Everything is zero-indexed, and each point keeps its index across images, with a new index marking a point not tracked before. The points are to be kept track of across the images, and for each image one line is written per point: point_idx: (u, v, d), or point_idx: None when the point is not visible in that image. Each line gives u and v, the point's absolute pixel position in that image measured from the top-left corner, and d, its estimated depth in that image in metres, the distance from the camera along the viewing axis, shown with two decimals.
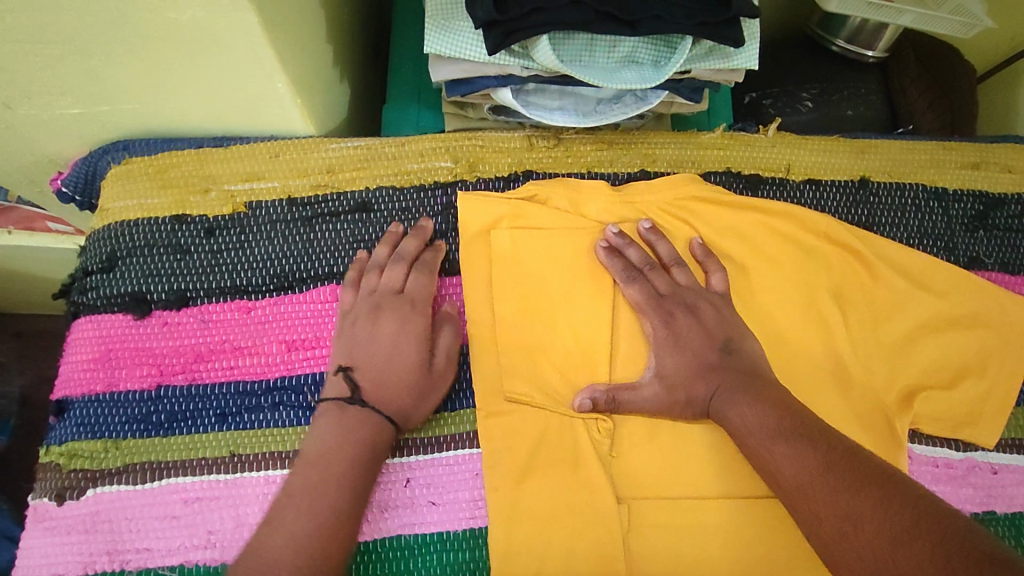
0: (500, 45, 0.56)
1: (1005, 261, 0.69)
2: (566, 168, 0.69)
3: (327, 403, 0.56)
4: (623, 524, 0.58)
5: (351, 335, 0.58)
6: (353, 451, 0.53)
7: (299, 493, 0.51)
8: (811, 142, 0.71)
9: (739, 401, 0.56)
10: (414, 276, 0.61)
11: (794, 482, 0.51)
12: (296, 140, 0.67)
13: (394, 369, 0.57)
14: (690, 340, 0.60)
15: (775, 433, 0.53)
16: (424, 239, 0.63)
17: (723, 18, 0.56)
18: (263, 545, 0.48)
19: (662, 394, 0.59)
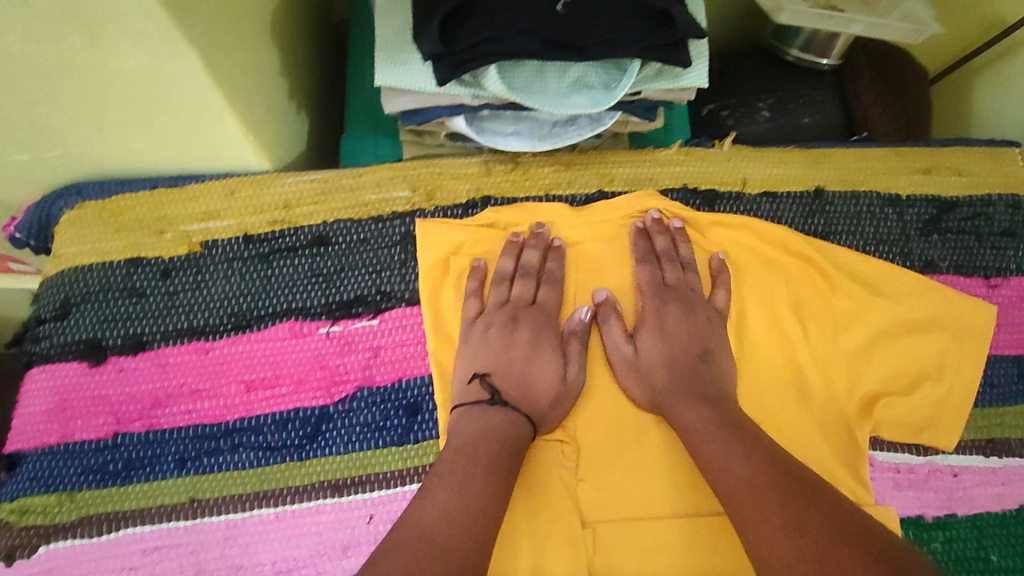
0: (451, 75, 0.55)
1: (959, 264, 0.70)
2: (524, 192, 0.68)
3: (465, 407, 0.58)
4: (589, 549, 0.57)
5: (487, 344, 0.61)
6: (502, 439, 0.55)
7: (449, 476, 0.52)
8: (766, 154, 0.72)
9: (693, 402, 0.58)
10: (545, 288, 0.64)
11: (739, 483, 0.51)
12: (251, 176, 0.66)
13: (533, 376, 0.61)
14: (674, 333, 0.63)
15: (717, 429, 0.56)
16: (545, 247, 0.65)
17: (672, 39, 0.56)
18: (416, 516, 0.49)
19: (625, 364, 0.62)
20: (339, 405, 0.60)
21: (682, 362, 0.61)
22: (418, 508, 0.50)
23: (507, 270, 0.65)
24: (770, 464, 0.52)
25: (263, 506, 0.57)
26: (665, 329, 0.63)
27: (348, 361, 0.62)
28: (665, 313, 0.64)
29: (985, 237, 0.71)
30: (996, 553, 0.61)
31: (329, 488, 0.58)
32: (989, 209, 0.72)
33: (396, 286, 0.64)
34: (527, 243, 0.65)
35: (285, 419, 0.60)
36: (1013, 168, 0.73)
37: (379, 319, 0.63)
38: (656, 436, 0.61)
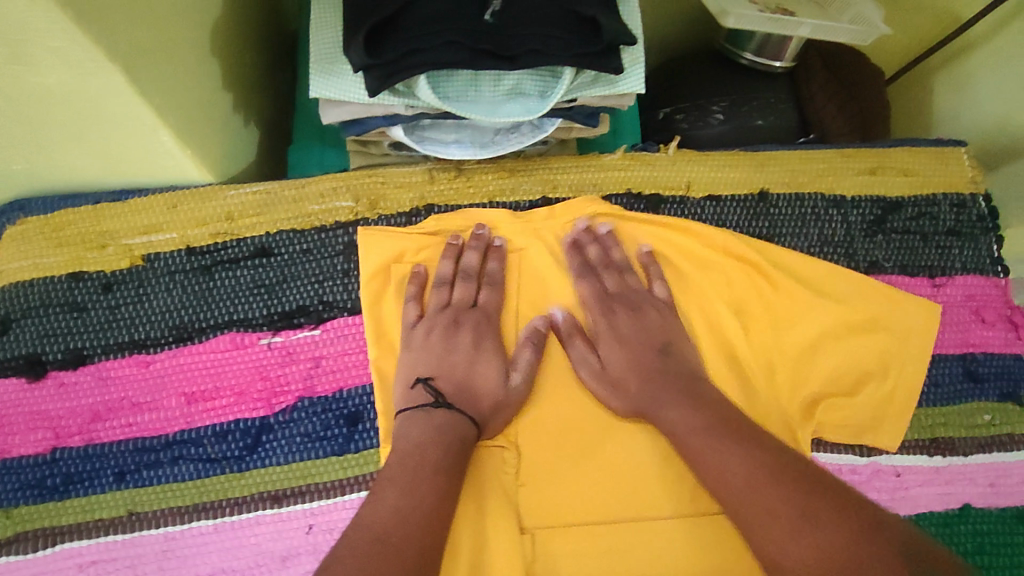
0: (380, 86, 0.55)
1: (904, 264, 0.70)
2: (468, 200, 0.69)
3: (409, 411, 0.57)
4: (528, 555, 0.58)
5: (428, 348, 0.61)
6: (450, 440, 0.55)
7: (397, 478, 0.52)
8: (710, 157, 0.72)
9: (669, 402, 0.58)
10: (485, 290, 0.65)
11: (742, 479, 0.51)
12: (192, 189, 0.66)
13: (476, 379, 0.60)
14: (629, 336, 0.63)
15: (702, 427, 0.55)
16: (486, 248, 0.65)
17: (601, 46, 0.56)
18: (368, 517, 0.48)
19: (598, 382, 0.62)
20: (280, 416, 0.61)
21: (646, 364, 0.62)
22: (370, 510, 0.49)
23: (447, 273, 0.65)
24: (767, 459, 0.51)
25: (201, 518, 0.57)
26: (621, 334, 0.64)
27: (290, 372, 0.62)
28: (614, 319, 0.64)
29: (930, 237, 0.71)
30: None
31: (268, 499, 0.58)
32: (933, 209, 0.72)
33: (338, 295, 0.64)
34: (468, 245, 0.65)
35: (226, 430, 0.60)
36: (959, 167, 0.73)
37: (321, 329, 0.63)
38: (597, 440, 0.62)
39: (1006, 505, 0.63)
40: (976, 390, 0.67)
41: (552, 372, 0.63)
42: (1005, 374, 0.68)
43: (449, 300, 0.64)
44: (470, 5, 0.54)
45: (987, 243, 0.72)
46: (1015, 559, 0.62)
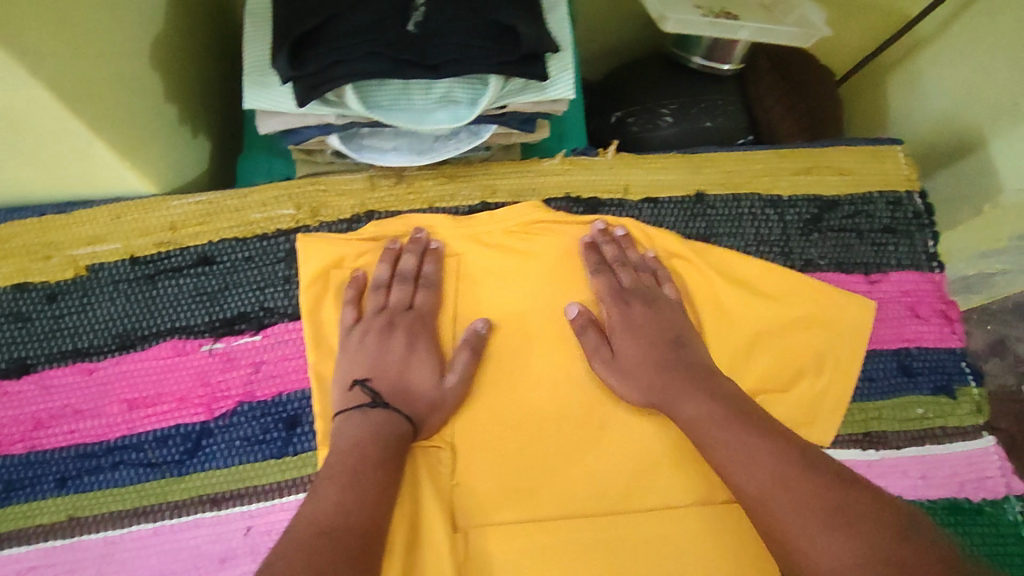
0: (307, 97, 0.56)
1: (840, 261, 0.71)
2: (409, 206, 0.70)
3: (347, 412, 0.59)
4: (461, 554, 0.59)
5: (364, 351, 0.62)
6: (388, 437, 0.57)
7: (338, 475, 0.53)
8: (648, 160, 0.73)
9: (685, 393, 0.58)
10: (421, 293, 0.65)
11: (772, 478, 0.50)
12: (136, 200, 0.67)
13: (410, 380, 0.61)
14: (644, 328, 0.63)
15: (722, 420, 0.55)
16: (421, 251, 0.66)
17: (521, 54, 0.57)
18: (311, 514, 0.50)
19: (619, 375, 0.62)
20: (220, 420, 0.62)
21: (662, 356, 0.61)
22: (312, 505, 0.51)
23: (384, 277, 0.65)
24: (796, 459, 0.51)
25: (140, 522, 0.59)
26: (638, 327, 0.63)
27: (230, 377, 0.63)
28: (634, 307, 0.64)
29: (866, 235, 0.72)
30: None
31: (208, 502, 0.60)
32: (869, 207, 0.73)
33: (279, 301, 0.66)
34: (406, 249, 0.66)
35: (166, 435, 0.61)
36: (895, 166, 0.75)
37: (262, 334, 0.65)
38: (534, 440, 0.63)
39: (937, 496, 0.65)
40: (910, 384, 0.68)
41: (489, 372, 0.65)
42: (938, 368, 0.69)
43: (389, 303, 0.64)
44: (392, 17, 0.55)
45: (923, 240, 0.73)
46: None
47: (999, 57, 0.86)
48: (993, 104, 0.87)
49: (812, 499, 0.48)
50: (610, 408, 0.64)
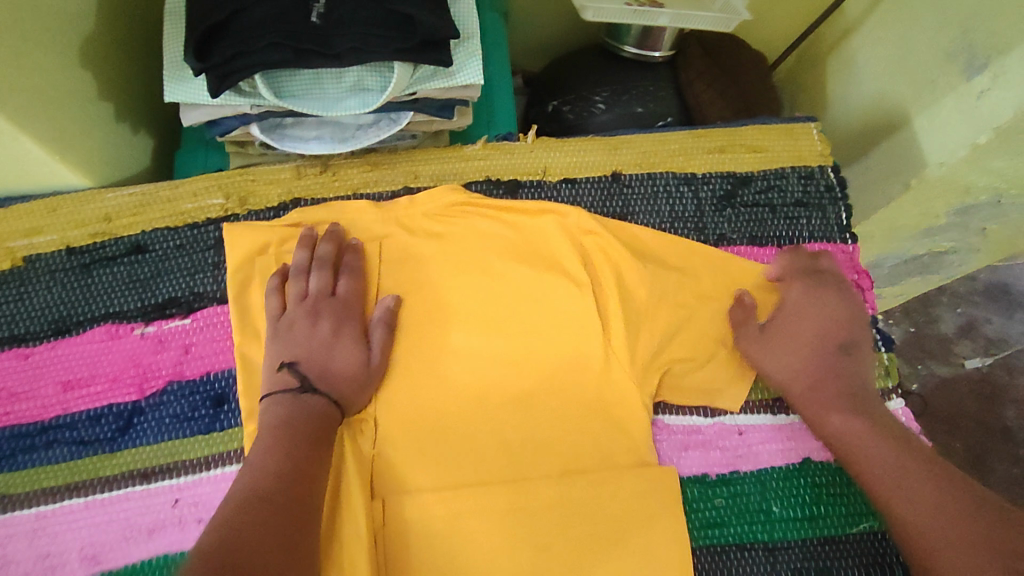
0: (219, 88, 0.59)
1: (753, 235, 0.73)
2: (334, 192, 0.73)
3: (278, 394, 0.60)
4: (377, 521, 0.61)
5: (293, 336, 0.63)
6: (309, 411, 0.59)
7: (272, 448, 0.55)
8: (566, 143, 0.76)
9: (837, 406, 0.63)
10: (344, 279, 0.67)
11: (931, 503, 0.54)
12: (73, 194, 0.70)
13: (334, 361, 0.63)
14: (812, 321, 0.67)
15: (874, 431, 0.60)
16: (339, 242, 0.69)
17: (419, 41, 0.60)
18: (246, 479, 0.53)
19: (783, 355, 0.66)
20: (150, 399, 0.65)
21: (820, 354, 0.66)
22: (248, 475, 0.53)
23: (303, 261, 0.67)
24: (949, 487, 0.54)
25: (72, 497, 0.62)
26: (799, 323, 0.67)
27: (161, 359, 0.66)
28: (795, 302, 0.68)
29: (779, 209, 0.74)
30: (778, 504, 0.64)
31: (137, 477, 0.62)
32: (782, 182, 0.75)
33: (208, 286, 0.69)
34: (321, 238, 0.69)
35: (98, 414, 0.64)
36: (808, 142, 0.76)
37: (191, 318, 0.68)
38: (455, 412, 0.65)
39: None
40: None
41: (407, 347, 0.67)
42: None
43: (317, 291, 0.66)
44: (294, 10, 0.58)
45: (835, 212, 0.75)
46: (852, 506, 0.64)
47: (921, 36, 0.88)
48: (915, 84, 0.89)
49: (962, 525, 0.51)
50: (529, 380, 0.67)
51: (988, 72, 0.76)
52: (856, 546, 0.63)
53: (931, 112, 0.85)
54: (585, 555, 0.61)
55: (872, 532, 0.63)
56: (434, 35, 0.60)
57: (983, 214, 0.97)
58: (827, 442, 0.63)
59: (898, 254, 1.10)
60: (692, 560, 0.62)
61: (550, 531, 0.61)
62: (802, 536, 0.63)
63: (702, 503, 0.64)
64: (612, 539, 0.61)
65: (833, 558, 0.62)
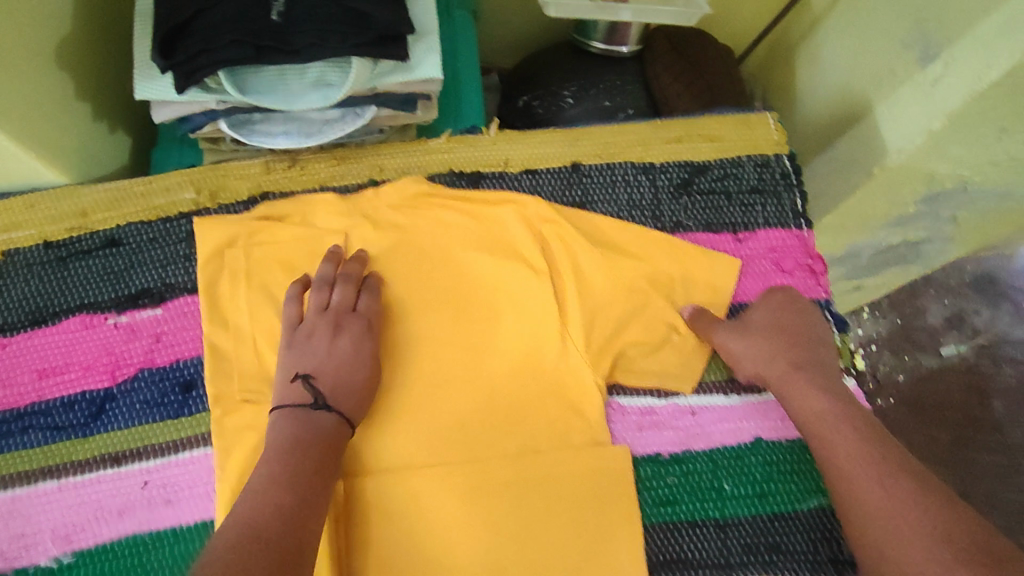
0: (185, 85, 0.61)
1: (709, 222, 0.75)
2: (301, 186, 0.76)
3: (285, 410, 0.61)
4: (338, 500, 0.63)
5: (310, 351, 0.64)
6: (319, 438, 0.59)
7: (277, 478, 0.55)
8: (528, 135, 0.78)
9: (806, 384, 0.64)
10: (364, 297, 0.68)
11: (898, 504, 0.55)
12: (49, 190, 0.73)
13: (351, 377, 0.64)
14: (791, 317, 0.69)
15: (840, 416, 0.61)
16: (364, 264, 0.71)
17: (375, 36, 0.62)
18: (242, 517, 0.51)
19: (759, 337, 0.68)
20: (122, 386, 0.67)
21: (796, 343, 0.67)
22: (247, 509, 0.52)
23: (326, 275, 0.68)
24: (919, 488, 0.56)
25: (46, 480, 0.64)
26: (776, 316, 0.69)
27: (133, 347, 0.69)
28: (777, 300, 0.70)
29: (734, 196, 0.76)
30: (729, 482, 0.66)
31: (109, 460, 0.65)
32: (737, 170, 0.77)
33: (179, 278, 0.71)
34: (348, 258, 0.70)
35: (73, 401, 0.67)
36: (764, 131, 0.78)
37: (163, 308, 0.70)
38: (415, 396, 0.67)
39: (797, 436, 0.68)
40: None
41: None
42: None
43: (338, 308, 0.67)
44: (254, 8, 0.60)
45: (790, 199, 0.77)
46: (803, 486, 0.66)
47: (882, 27, 0.89)
48: (875, 74, 0.90)
49: (930, 532, 0.53)
50: (498, 369, 0.68)
51: (939, 60, 0.77)
52: (804, 522, 0.65)
53: (891, 101, 0.85)
54: (539, 532, 0.63)
55: (820, 509, 0.66)
56: (391, 31, 0.63)
57: (954, 201, 0.96)
58: (800, 423, 0.64)
59: (872, 243, 1.07)
60: (644, 536, 0.64)
61: (505, 509, 0.63)
62: (751, 514, 0.65)
63: (655, 481, 0.66)
64: (566, 515, 0.64)
65: (781, 534, 0.65)
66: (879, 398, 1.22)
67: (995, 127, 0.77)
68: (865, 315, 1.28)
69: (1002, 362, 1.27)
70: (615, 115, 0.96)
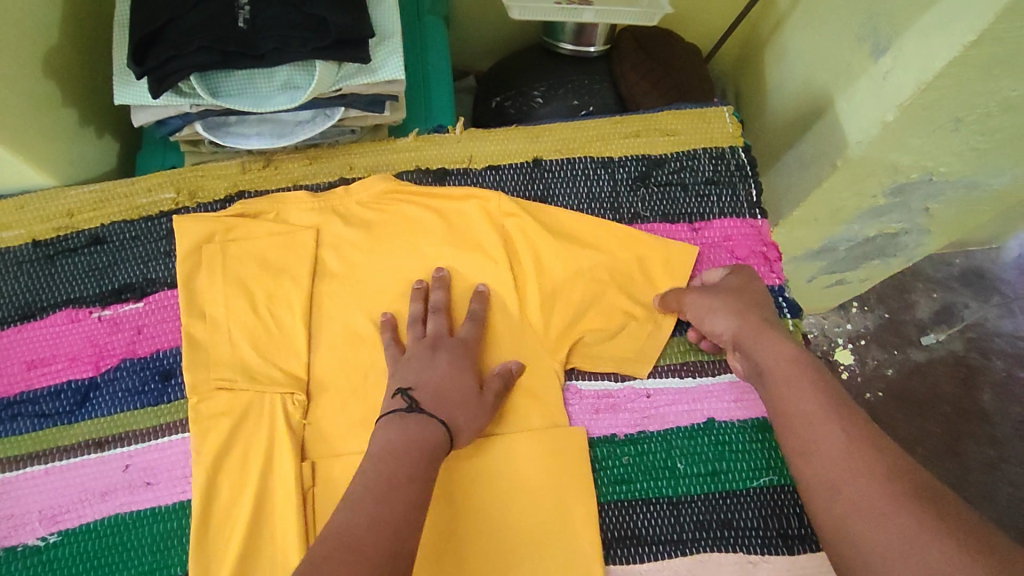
0: (159, 89, 0.65)
1: (665, 213, 0.79)
2: (276, 184, 0.80)
3: (389, 416, 0.60)
4: (307, 480, 0.67)
5: (412, 367, 0.65)
6: (422, 446, 0.58)
7: (375, 486, 0.54)
8: (491, 133, 0.81)
9: (771, 341, 0.66)
10: (465, 323, 0.70)
11: (847, 466, 0.55)
12: (38, 192, 0.77)
13: (426, 377, 0.64)
14: (756, 288, 0.72)
15: (799, 363, 0.63)
16: (447, 288, 0.72)
17: (335, 39, 0.65)
18: (340, 528, 0.50)
19: (727, 297, 0.70)
20: (105, 375, 0.71)
21: (760, 308, 0.69)
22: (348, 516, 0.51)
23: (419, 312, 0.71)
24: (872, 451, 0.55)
25: (34, 464, 0.68)
26: (741, 281, 0.72)
27: (116, 339, 0.73)
28: (741, 270, 0.74)
29: (690, 187, 0.79)
30: (682, 462, 0.69)
31: (93, 445, 0.69)
32: (693, 162, 0.80)
33: (160, 273, 0.75)
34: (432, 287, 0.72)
35: (59, 390, 0.71)
36: (719, 125, 0.81)
37: (144, 302, 0.74)
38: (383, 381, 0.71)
39: (748, 418, 0.72)
40: None
41: (343, 323, 0.73)
42: None
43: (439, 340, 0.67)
44: (221, 16, 0.64)
45: (745, 189, 0.80)
46: (754, 464, 0.70)
47: (837, 23, 0.91)
48: (830, 70, 0.92)
49: (878, 493, 0.52)
50: None
51: (889, 53, 0.78)
52: (755, 498, 0.68)
53: (850, 95, 0.84)
54: (500, 511, 0.65)
55: (769, 486, 0.69)
56: (348, 35, 0.66)
57: (921, 191, 0.91)
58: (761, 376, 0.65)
59: (849, 236, 1.03)
60: (599, 513, 0.67)
61: (467, 489, 0.66)
62: (703, 491, 0.69)
63: (610, 461, 0.69)
64: (523, 493, 0.66)
65: (732, 511, 0.68)
66: (866, 390, 1.22)
67: (950, 118, 0.75)
68: (853, 310, 1.27)
69: (994, 355, 1.26)
70: (579, 112, 0.99)
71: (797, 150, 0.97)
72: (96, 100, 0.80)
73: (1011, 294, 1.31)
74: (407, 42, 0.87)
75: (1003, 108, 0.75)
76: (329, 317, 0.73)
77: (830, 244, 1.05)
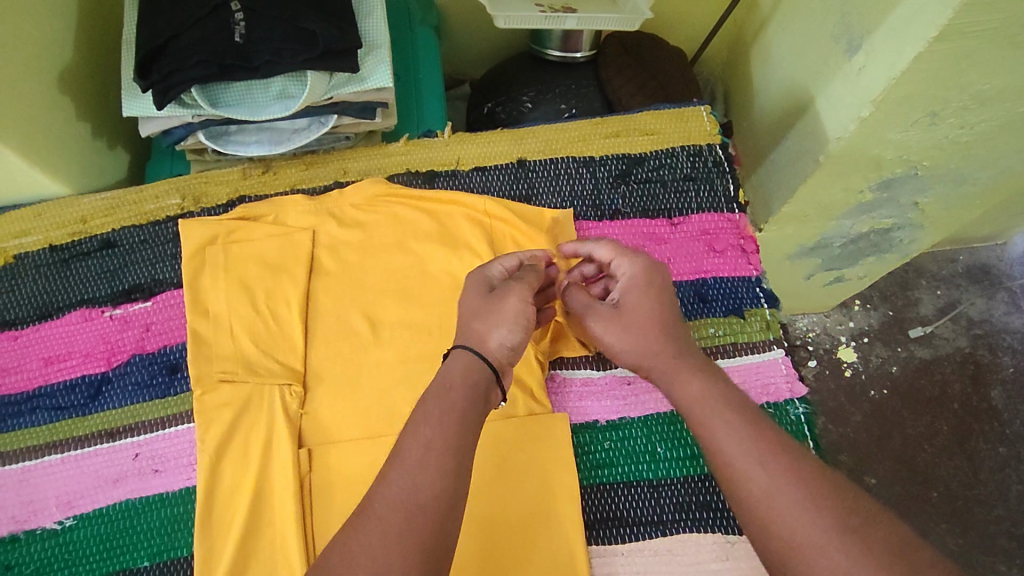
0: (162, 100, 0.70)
1: (645, 209, 0.83)
2: (275, 189, 0.84)
3: (453, 360, 0.58)
4: (303, 466, 0.70)
5: (468, 308, 0.62)
6: (448, 391, 0.55)
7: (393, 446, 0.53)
8: (478, 136, 0.86)
9: (683, 380, 0.59)
10: (509, 261, 0.66)
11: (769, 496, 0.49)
12: (53, 201, 0.82)
13: None
14: (642, 308, 0.63)
15: (720, 406, 0.55)
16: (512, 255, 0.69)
17: (322, 51, 0.70)
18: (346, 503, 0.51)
19: (622, 334, 0.63)
20: (116, 370, 0.76)
21: (656, 336, 0.61)
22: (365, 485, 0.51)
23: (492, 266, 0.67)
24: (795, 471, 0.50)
25: (51, 453, 0.73)
26: (640, 299, 0.63)
27: (125, 336, 0.77)
28: (636, 279, 0.65)
29: (669, 184, 0.84)
30: (662, 446, 0.72)
31: (105, 435, 0.73)
32: (671, 160, 0.84)
33: (168, 273, 0.80)
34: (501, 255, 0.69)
35: (74, 384, 0.76)
36: (697, 124, 0.85)
37: (152, 301, 0.79)
38: (377, 373, 0.75)
39: None
40: (704, 309, 0.80)
41: (339, 319, 0.77)
42: (732, 294, 0.81)
43: (488, 270, 0.65)
44: (217, 31, 0.69)
45: (724, 185, 0.84)
46: None
47: (812, 24, 0.94)
48: (807, 69, 0.95)
49: (813, 522, 0.47)
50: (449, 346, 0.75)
51: (861, 51, 0.78)
52: None
53: (827, 93, 0.86)
54: (487, 497, 0.68)
55: None
56: (335, 46, 0.70)
57: (910, 187, 0.91)
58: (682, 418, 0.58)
59: (841, 233, 1.03)
60: (580, 496, 0.70)
61: None
62: (683, 474, 0.71)
63: (592, 446, 0.72)
64: (510, 476, 0.69)
65: (711, 493, 0.70)
66: (871, 389, 1.22)
67: (926, 114, 0.76)
68: (856, 307, 1.28)
69: (1002, 352, 1.26)
70: (567, 115, 1.02)
71: (788, 148, 0.95)
72: (109, 114, 0.86)
73: (1015, 290, 1.31)
74: (400, 53, 0.92)
75: (980, 102, 0.74)
76: (325, 313, 0.77)
77: (822, 241, 1.06)
